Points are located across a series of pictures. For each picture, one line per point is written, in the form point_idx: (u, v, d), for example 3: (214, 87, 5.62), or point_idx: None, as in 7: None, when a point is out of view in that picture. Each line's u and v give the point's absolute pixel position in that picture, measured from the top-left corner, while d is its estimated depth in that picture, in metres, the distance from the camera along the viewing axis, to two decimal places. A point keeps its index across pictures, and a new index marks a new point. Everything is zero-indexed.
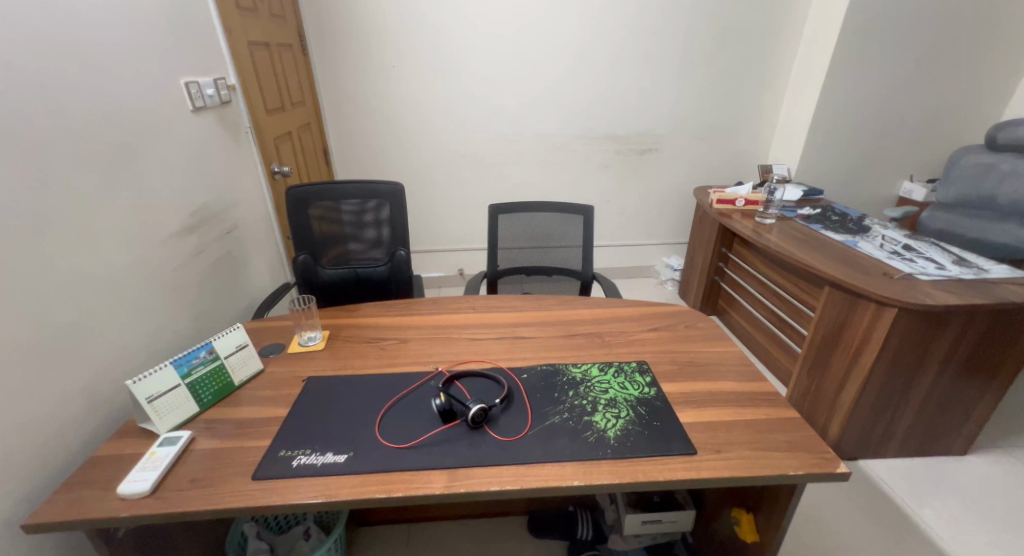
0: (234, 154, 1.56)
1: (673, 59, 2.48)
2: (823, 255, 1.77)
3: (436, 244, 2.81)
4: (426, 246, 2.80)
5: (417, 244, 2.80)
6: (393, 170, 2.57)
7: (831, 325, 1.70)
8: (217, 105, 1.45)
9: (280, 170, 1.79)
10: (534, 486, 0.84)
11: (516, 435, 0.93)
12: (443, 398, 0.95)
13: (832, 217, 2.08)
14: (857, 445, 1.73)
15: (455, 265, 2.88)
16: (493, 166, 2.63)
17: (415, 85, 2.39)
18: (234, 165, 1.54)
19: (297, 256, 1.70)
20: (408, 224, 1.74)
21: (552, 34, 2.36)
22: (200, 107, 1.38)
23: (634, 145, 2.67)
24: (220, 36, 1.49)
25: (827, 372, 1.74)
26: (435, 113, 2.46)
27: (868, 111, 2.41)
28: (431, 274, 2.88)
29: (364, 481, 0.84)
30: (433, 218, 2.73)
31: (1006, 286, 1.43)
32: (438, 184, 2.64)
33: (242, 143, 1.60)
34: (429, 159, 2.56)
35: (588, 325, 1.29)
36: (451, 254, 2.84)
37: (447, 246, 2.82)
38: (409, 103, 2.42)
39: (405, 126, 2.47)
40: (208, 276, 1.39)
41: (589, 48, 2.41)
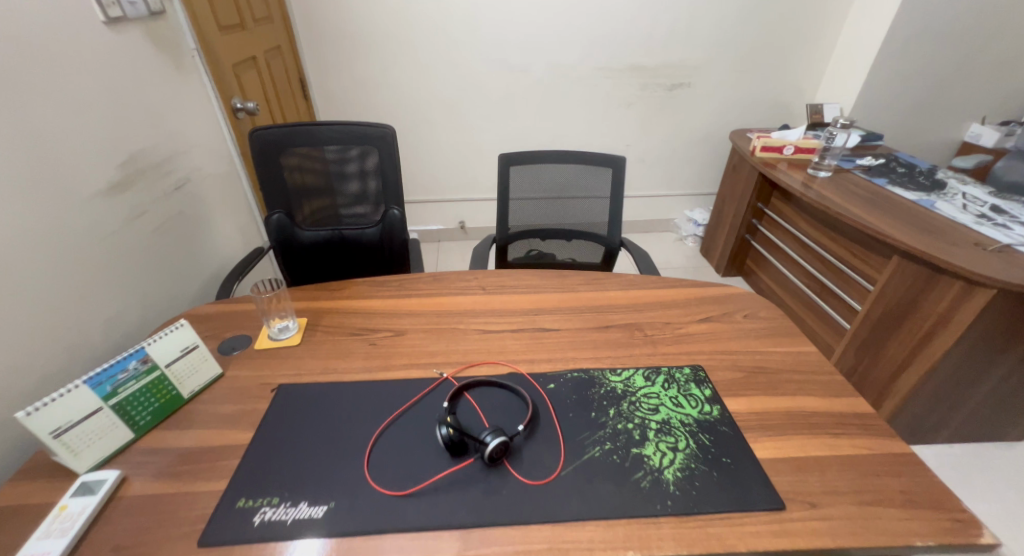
0: (177, 84, 1.24)
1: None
2: (891, 218, 1.50)
3: (434, 193, 2.51)
4: (423, 196, 2.51)
5: (412, 193, 2.50)
6: (383, 108, 2.22)
7: (895, 301, 1.46)
8: (143, 16, 1.12)
9: (243, 107, 1.48)
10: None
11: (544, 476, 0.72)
12: (450, 426, 0.73)
13: (898, 169, 1.79)
14: (906, 433, 1.56)
15: (456, 216, 2.60)
16: (499, 104, 2.28)
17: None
18: (176, 98, 1.23)
19: (270, 214, 1.44)
20: (400, 177, 1.45)
21: None
22: (117, 18, 1.05)
23: (662, 79, 2.30)
24: None
25: (881, 353, 1.53)
26: (430, 37, 2.07)
27: (946, 39, 2.02)
28: (430, 226, 2.61)
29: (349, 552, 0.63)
30: (430, 164, 2.41)
31: None
32: (436, 124, 2.30)
33: (186, 69, 1.27)
34: (425, 93, 2.21)
35: (623, 314, 1.06)
36: (451, 205, 2.56)
37: (448, 196, 2.52)
38: (399, 24, 2.03)
39: (396, 52, 2.09)
40: (152, 243, 1.12)
41: None
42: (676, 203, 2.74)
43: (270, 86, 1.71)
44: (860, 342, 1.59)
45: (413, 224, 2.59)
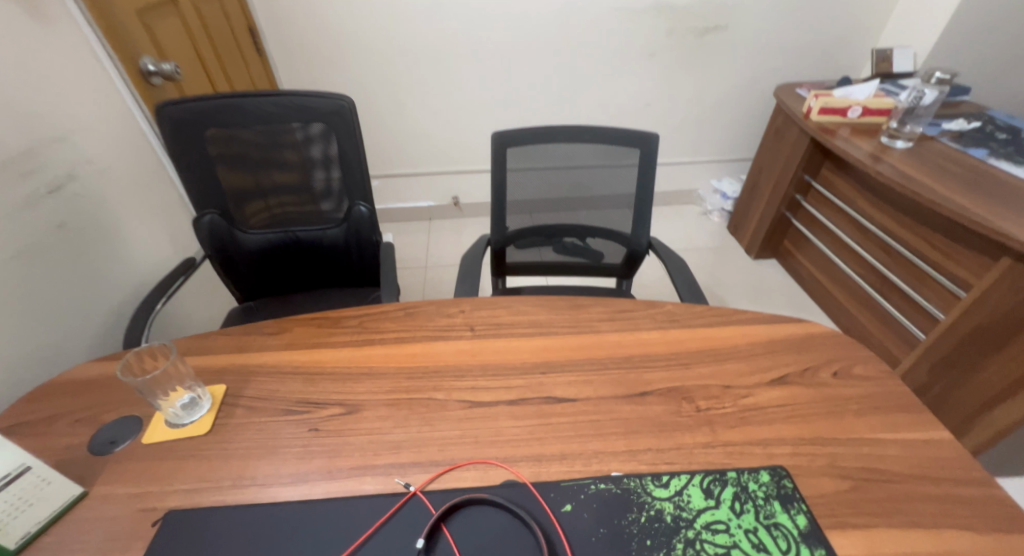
0: (44, 45, 0.88)
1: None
2: (1002, 207, 1.16)
3: (422, 166, 2.16)
4: (410, 168, 2.16)
5: (396, 166, 2.15)
6: (354, 65, 1.84)
7: (999, 316, 1.14)
8: None
9: (157, 69, 1.09)
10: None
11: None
12: None
13: (997, 137, 1.43)
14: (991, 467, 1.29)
15: (448, 192, 2.26)
16: (494, 57, 1.88)
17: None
18: (43, 65, 0.88)
19: (200, 215, 1.10)
20: (366, 165, 1.11)
21: None
22: None
23: (694, 22, 1.88)
24: None
25: (970, 376, 1.24)
26: None
27: None
28: (419, 203, 2.28)
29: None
30: (416, 131, 2.04)
31: None
32: (419, 82, 1.91)
33: (57, 20, 0.91)
34: (403, 44, 1.81)
35: (665, 373, 0.76)
36: (443, 178, 2.21)
37: (438, 168, 2.17)
38: None
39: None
40: (15, 274, 0.82)
41: None
42: (702, 172, 2.38)
43: (202, 37, 1.30)
44: (940, 359, 1.29)
45: (400, 202, 2.26)
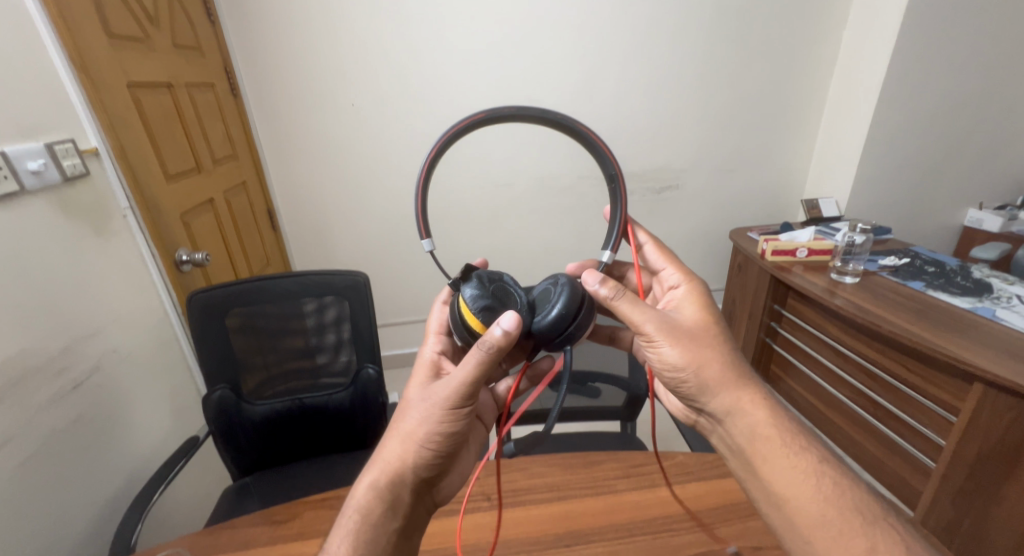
0: (98, 255, 1.03)
1: (692, 76, 1.98)
2: (957, 335, 1.29)
3: (415, 314, 2.23)
4: (403, 317, 2.23)
5: (390, 316, 2.22)
6: (353, 231, 2.00)
7: (995, 440, 1.23)
8: (54, 184, 0.94)
9: (189, 259, 1.25)
10: (774, 463, 0.66)
11: (570, 119, 0.69)
12: (488, 295, 0.67)
13: (929, 269, 1.64)
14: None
15: None
16: (478, 216, 2.09)
17: (365, 119, 1.83)
18: (98, 272, 1.03)
19: (210, 390, 1.11)
20: (377, 330, 1.17)
21: (545, 57, 1.85)
22: (13, 194, 0.86)
23: (650, 184, 2.19)
24: (69, 82, 1.01)
25: (995, 504, 1.27)
26: (399, 157, 1.90)
27: (932, 133, 1.94)
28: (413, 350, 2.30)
29: (394, 496, 0.67)
30: (411, 283, 2.15)
31: None
32: (413, 242, 2.06)
33: (115, 233, 1.08)
34: (397, 212, 1.99)
35: (692, 537, 0.75)
36: None
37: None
38: (365, 148, 1.87)
39: (361, 172, 1.91)
40: (15, 475, 0.83)
41: (593, 70, 1.91)
42: None
43: (230, 225, 1.54)
44: (955, 489, 1.33)
45: (394, 350, 2.29)
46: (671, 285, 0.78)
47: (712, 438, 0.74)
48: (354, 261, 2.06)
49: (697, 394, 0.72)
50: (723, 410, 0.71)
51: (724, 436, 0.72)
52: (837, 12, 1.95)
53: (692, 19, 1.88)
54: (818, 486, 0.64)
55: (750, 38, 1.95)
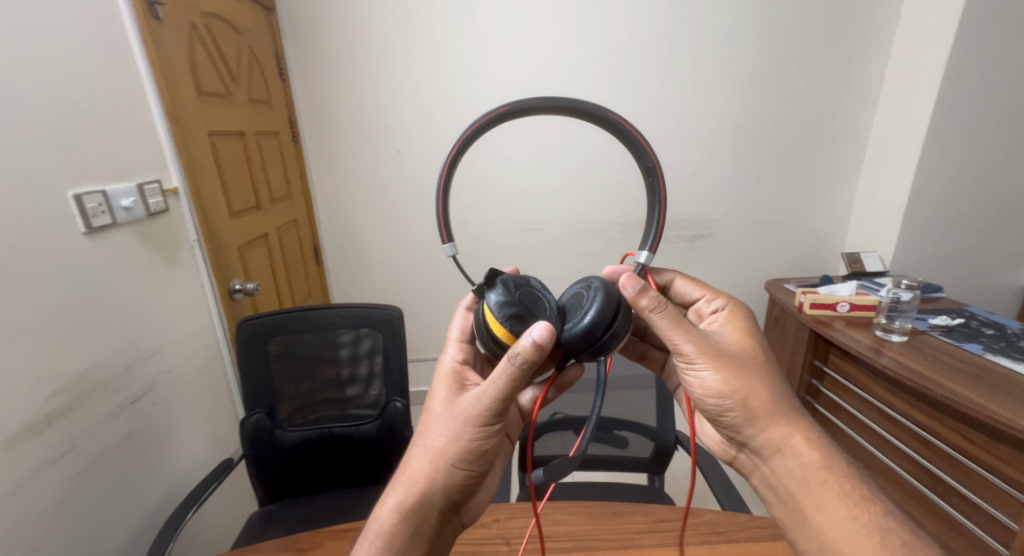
0: (166, 281, 1.12)
1: (724, 130, 2.03)
2: (1017, 405, 1.21)
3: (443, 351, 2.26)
4: (428, 353, 2.25)
5: (420, 351, 2.26)
6: (389, 268, 2.08)
7: None
8: (139, 218, 1.05)
9: (241, 288, 1.35)
10: (827, 511, 0.65)
11: (603, 109, 0.70)
12: (516, 299, 0.68)
13: (985, 332, 1.56)
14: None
15: None
16: (508, 258, 2.14)
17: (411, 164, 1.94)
18: (164, 295, 1.12)
19: (248, 415, 1.16)
20: (408, 365, 1.20)
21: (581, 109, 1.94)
22: (105, 226, 0.97)
23: (681, 232, 2.20)
24: (161, 128, 1.14)
25: None
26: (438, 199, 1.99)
27: (982, 191, 1.89)
28: None
29: (421, 512, 0.69)
30: (440, 320, 2.19)
31: None
32: (445, 280, 2.12)
33: (182, 262, 1.17)
34: (433, 250, 2.06)
35: None
36: None
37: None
38: (407, 189, 1.97)
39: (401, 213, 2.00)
40: (71, 483, 0.89)
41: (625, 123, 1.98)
42: None
43: (280, 259, 1.65)
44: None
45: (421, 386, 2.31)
46: (712, 308, 0.79)
47: (753, 476, 0.73)
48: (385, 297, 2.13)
49: (741, 426, 0.71)
50: (769, 446, 0.70)
51: (767, 476, 0.71)
52: (875, 72, 1.98)
53: (725, 76, 1.95)
54: (879, 541, 0.62)
55: (783, 95, 1.99)
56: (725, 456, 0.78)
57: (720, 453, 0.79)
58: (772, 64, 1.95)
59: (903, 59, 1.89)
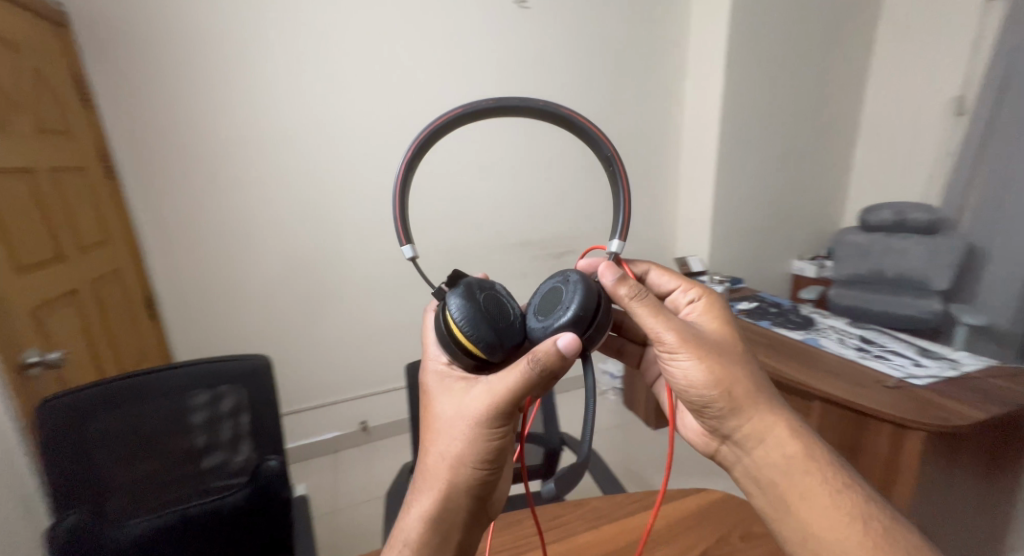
0: None
1: (578, 134, 2.39)
2: (793, 361, 1.62)
3: (328, 396, 2.24)
4: (325, 399, 2.24)
5: (305, 400, 2.20)
6: (271, 313, 2.06)
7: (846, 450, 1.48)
8: None
9: (37, 360, 1.29)
10: (809, 499, 0.70)
11: (557, 107, 0.76)
12: (467, 302, 0.68)
13: (772, 310, 2.06)
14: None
15: (357, 417, 2.32)
16: (401, 288, 2.23)
17: (293, 204, 1.99)
18: None
19: (70, 511, 0.98)
20: (278, 415, 1.13)
21: (453, 142, 2.17)
22: None
23: (550, 249, 2.48)
24: None
25: None
26: (337, 236, 2.08)
27: (751, 203, 2.61)
28: (324, 436, 2.27)
29: (445, 522, 0.70)
30: (328, 365, 2.20)
31: (994, 386, 1.40)
32: (316, 320, 2.13)
33: None
34: (301, 288, 2.08)
35: None
36: (346, 406, 2.28)
37: (346, 394, 2.27)
38: (278, 228, 1.99)
39: (286, 243, 2.02)
40: None
41: (488, 155, 2.24)
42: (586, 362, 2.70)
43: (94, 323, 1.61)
44: None
45: (310, 436, 2.25)
46: (688, 298, 0.84)
47: (734, 468, 0.78)
48: (268, 348, 2.09)
49: (725, 418, 0.75)
50: (751, 437, 0.74)
51: (748, 467, 0.75)
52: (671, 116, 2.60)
53: (565, 94, 2.37)
54: (860, 527, 0.68)
55: (615, 106, 2.47)
56: (707, 448, 0.82)
57: (700, 445, 0.83)
58: (614, 97, 2.45)
59: (702, 74, 2.47)
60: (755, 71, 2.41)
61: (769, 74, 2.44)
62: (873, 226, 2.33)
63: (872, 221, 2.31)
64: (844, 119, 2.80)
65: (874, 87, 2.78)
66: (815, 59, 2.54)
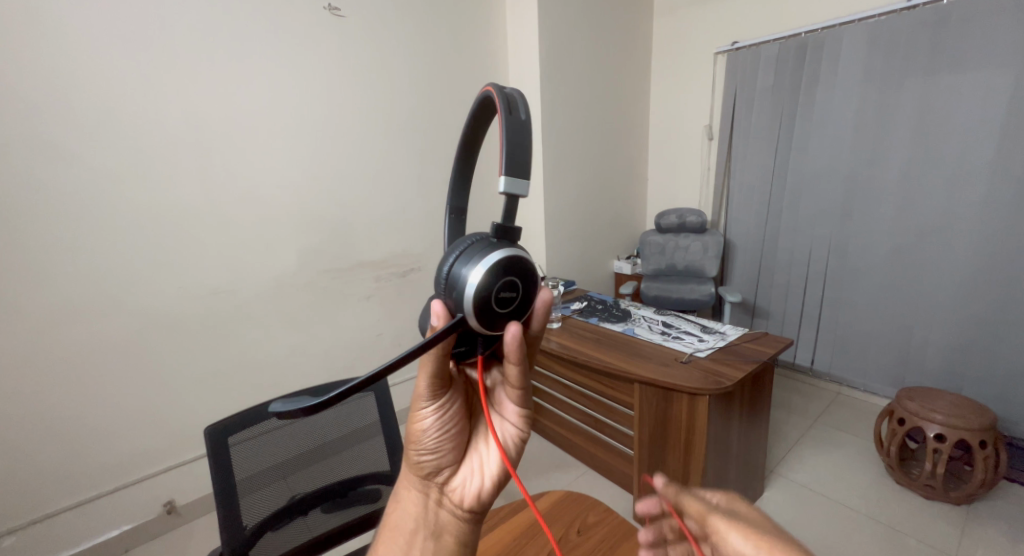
0: None
1: (411, 151, 2.36)
2: (612, 351, 1.87)
3: (123, 476, 1.80)
4: (112, 483, 1.79)
5: (93, 486, 1.75)
6: (20, 380, 1.58)
7: (654, 421, 1.73)
8: None
9: None
10: None
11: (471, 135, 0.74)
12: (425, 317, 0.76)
13: (598, 306, 2.34)
14: None
15: (163, 496, 1.90)
16: (210, 332, 1.90)
17: (37, 244, 1.55)
18: None
19: None
20: None
21: (269, 161, 1.95)
22: None
23: (392, 270, 2.39)
24: None
25: (663, 473, 1.75)
26: (119, 274, 1.69)
27: (573, 214, 2.91)
28: (117, 528, 1.82)
29: (404, 506, 0.75)
30: (122, 437, 1.78)
31: (749, 348, 1.79)
32: (95, 384, 1.70)
33: None
34: (63, 349, 1.63)
35: None
36: (149, 483, 1.86)
37: (144, 470, 1.85)
38: (28, 269, 1.55)
39: (34, 293, 1.56)
40: None
41: (313, 175, 2.07)
42: None
43: None
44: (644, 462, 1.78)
45: (95, 533, 1.78)
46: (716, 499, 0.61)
47: None
48: (12, 433, 1.58)
49: None
50: None
51: None
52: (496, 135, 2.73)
53: (393, 108, 2.27)
54: None
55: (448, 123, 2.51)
56: None
57: None
58: (448, 114, 2.48)
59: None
60: (559, 101, 2.69)
61: (572, 101, 2.77)
62: (666, 228, 2.84)
63: (665, 224, 2.82)
64: (638, 139, 3.32)
65: (655, 114, 3.34)
66: (607, 89, 2.98)
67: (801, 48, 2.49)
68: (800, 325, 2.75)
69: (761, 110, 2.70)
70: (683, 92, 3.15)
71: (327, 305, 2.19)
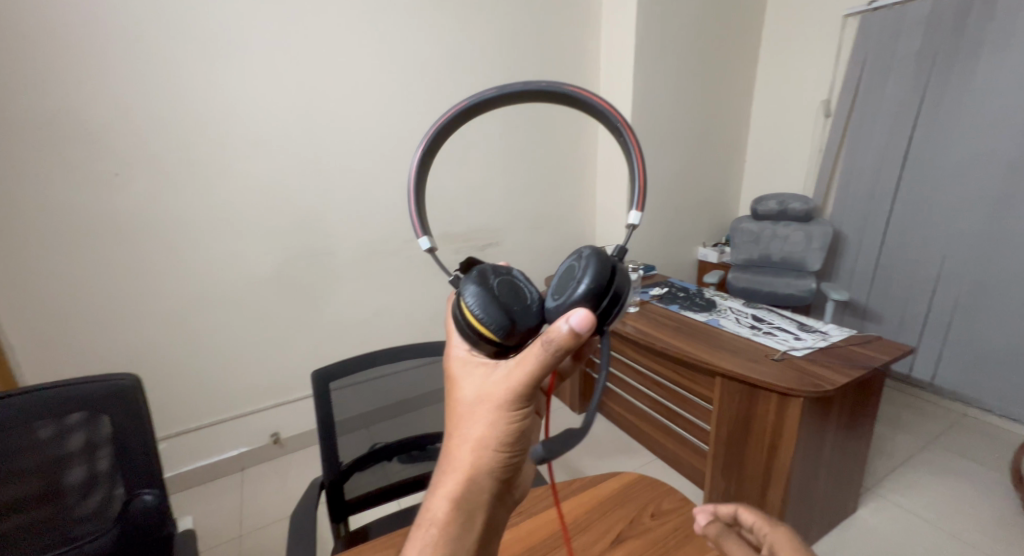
0: None
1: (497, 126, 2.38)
2: (694, 341, 1.78)
3: (236, 407, 2.06)
4: (228, 413, 2.05)
5: (214, 413, 2.02)
6: (159, 319, 1.83)
7: (736, 418, 1.63)
8: None
9: None
10: None
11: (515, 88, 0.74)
12: (485, 299, 0.66)
13: (680, 294, 2.23)
14: (832, 539, 1.74)
15: (267, 430, 2.15)
16: (311, 288, 2.08)
17: (177, 201, 1.77)
18: None
19: None
20: (152, 443, 1.04)
21: (367, 132, 2.05)
22: None
23: (474, 242, 2.45)
24: None
25: (743, 473, 1.65)
26: (237, 230, 1.89)
27: (660, 196, 2.78)
28: (231, 452, 2.09)
29: (470, 513, 0.66)
30: (235, 374, 2.02)
31: (856, 352, 1.61)
32: (216, 326, 1.94)
33: None
34: (191, 294, 1.87)
35: None
36: (258, 417, 2.12)
37: (254, 405, 2.10)
38: (166, 224, 1.77)
39: (170, 245, 1.79)
40: None
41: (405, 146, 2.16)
42: None
43: None
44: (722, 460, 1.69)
45: (215, 454, 2.06)
46: None
47: None
48: (154, 363, 1.86)
49: None
50: None
51: None
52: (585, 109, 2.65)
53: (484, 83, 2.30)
54: None
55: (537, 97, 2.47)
56: None
57: None
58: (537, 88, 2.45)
59: (613, 72, 2.57)
60: (658, 74, 2.55)
61: (671, 73, 2.60)
62: (762, 215, 2.60)
63: (762, 210, 2.59)
64: (740, 118, 3.06)
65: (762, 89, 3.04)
66: (712, 62, 2.75)
67: (961, 9, 2.11)
68: (920, 333, 2.42)
69: (898, 84, 2.36)
70: (799, 64, 2.83)
71: (414, 270, 2.31)
